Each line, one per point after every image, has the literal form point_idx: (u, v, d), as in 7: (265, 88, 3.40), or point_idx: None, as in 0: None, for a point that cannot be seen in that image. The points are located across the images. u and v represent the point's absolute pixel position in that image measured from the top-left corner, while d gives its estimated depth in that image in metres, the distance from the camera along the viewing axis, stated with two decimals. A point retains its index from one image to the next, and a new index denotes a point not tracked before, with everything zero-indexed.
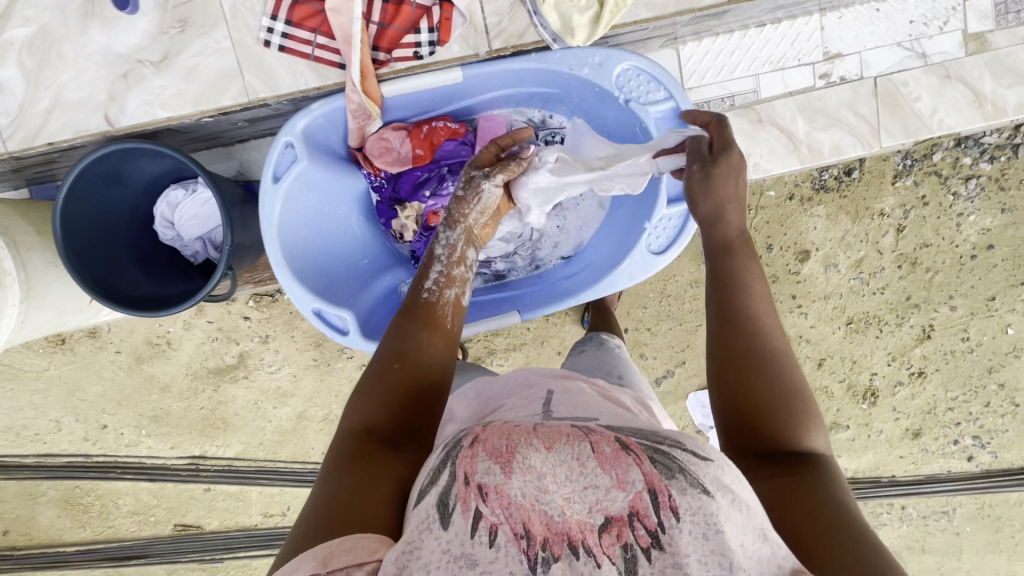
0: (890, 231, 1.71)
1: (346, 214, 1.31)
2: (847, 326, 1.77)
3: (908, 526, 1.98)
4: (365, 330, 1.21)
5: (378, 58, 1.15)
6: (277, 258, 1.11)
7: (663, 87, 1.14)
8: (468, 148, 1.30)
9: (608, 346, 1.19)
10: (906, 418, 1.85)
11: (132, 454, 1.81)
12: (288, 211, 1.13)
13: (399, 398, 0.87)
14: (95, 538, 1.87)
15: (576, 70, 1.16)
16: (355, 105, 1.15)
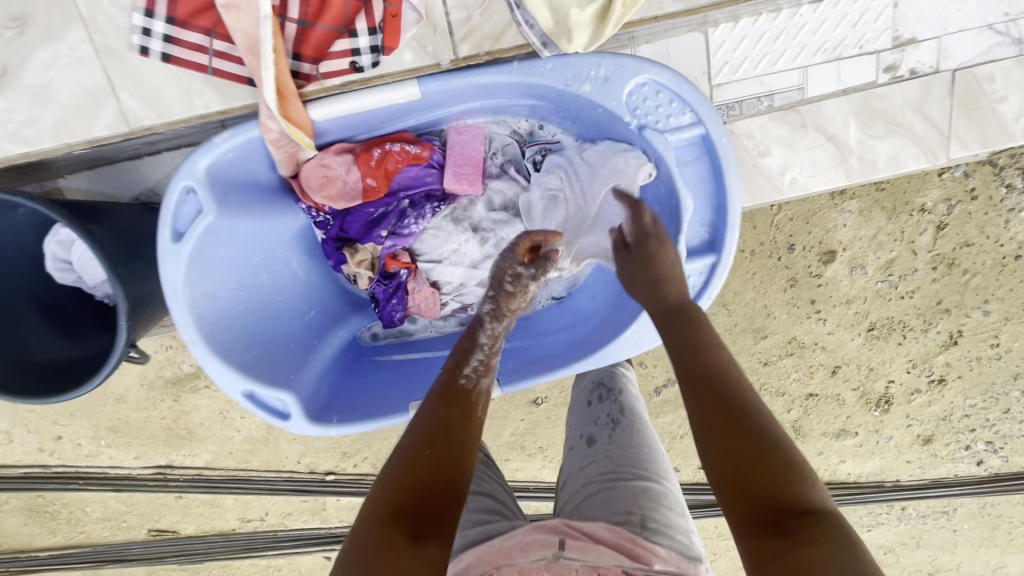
0: (929, 229, 1.50)
1: (284, 258, 1.09)
2: (868, 332, 1.61)
3: (905, 524, 1.93)
4: (317, 407, 1.01)
5: (302, 71, 0.96)
6: (191, 335, 0.90)
7: (688, 108, 0.94)
8: (435, 174, 1.09)
9: (617, 438, 1.01)
10: (919, 424, 1.74)
11: (94, 464, 1.69)
12: (201, 272, 0.92)
13: (428, 478, 0.75)
14: (68, 543, 1.81)
15: (577, 84, 0.96)
16: (275, 134, 0.93)
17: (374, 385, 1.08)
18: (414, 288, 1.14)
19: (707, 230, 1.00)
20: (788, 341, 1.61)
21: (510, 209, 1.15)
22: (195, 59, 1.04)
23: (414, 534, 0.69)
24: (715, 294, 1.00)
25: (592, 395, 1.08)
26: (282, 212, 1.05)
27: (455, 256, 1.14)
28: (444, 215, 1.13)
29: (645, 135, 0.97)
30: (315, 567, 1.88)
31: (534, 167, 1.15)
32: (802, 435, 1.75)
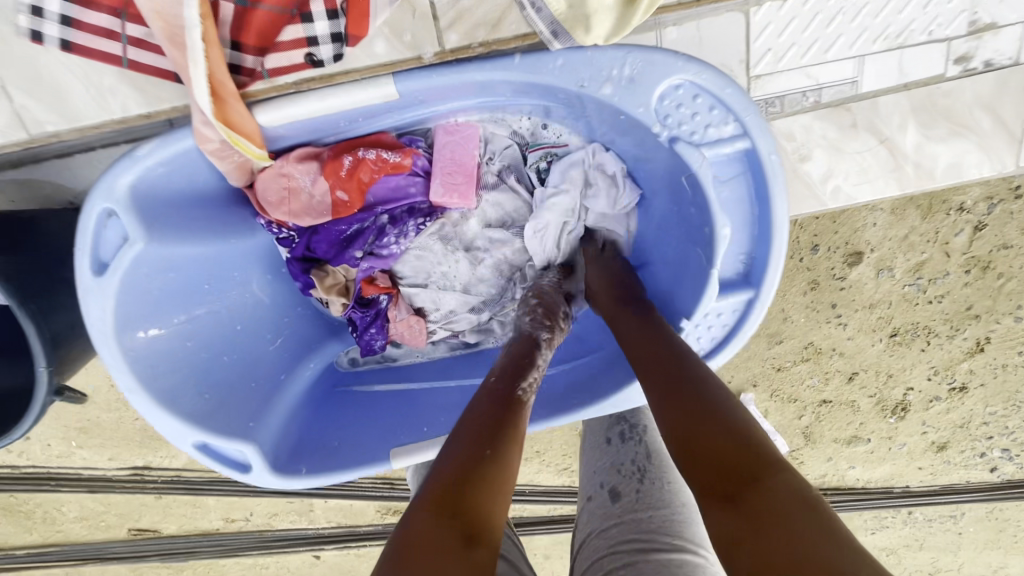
0: (965, 229, 1.37)
1: (242, 279, 0.87)
2: (890, 338, 1.50)
3: (910, 528, 1.87)
4: (282, 461, 0.81)
5: (243, 65, 0.71)
6: (125, 381, 0.72)
7: (733, 117, 0.68)
8: (420, 183, 0.84)
9: (646, 495, 0.78)
10: (934, 431, 1.66)
11: (66, 466, 1.60)
12: (129, 313, 0.72)
13: (488, 472, 0.59)
14: (45, 542, 1.74)
15: (594, 85, 0.70)
16: (217, 144, 0.69)
17: (348, 425, 0.88)
18: (394, 316, 0.93)
19: (744, 263, 0.76)
20: (804, 346, 1.51)
21: (510, 225, 0.91)
22: (103, 48, 0.75)
23: (473, 535, 0.52)
24: (749, 339, 0.79)
25: (612, 433, 0.90)
26: (237, 229, 0.84)
27: (444, 278, 0.94)
28: (429, 233, 0.90)
29: (678, 151, 0.72)
30: (303, 566, 1.82)
31: (539, 178, 0.89)
32: (811, 440, 1.67)
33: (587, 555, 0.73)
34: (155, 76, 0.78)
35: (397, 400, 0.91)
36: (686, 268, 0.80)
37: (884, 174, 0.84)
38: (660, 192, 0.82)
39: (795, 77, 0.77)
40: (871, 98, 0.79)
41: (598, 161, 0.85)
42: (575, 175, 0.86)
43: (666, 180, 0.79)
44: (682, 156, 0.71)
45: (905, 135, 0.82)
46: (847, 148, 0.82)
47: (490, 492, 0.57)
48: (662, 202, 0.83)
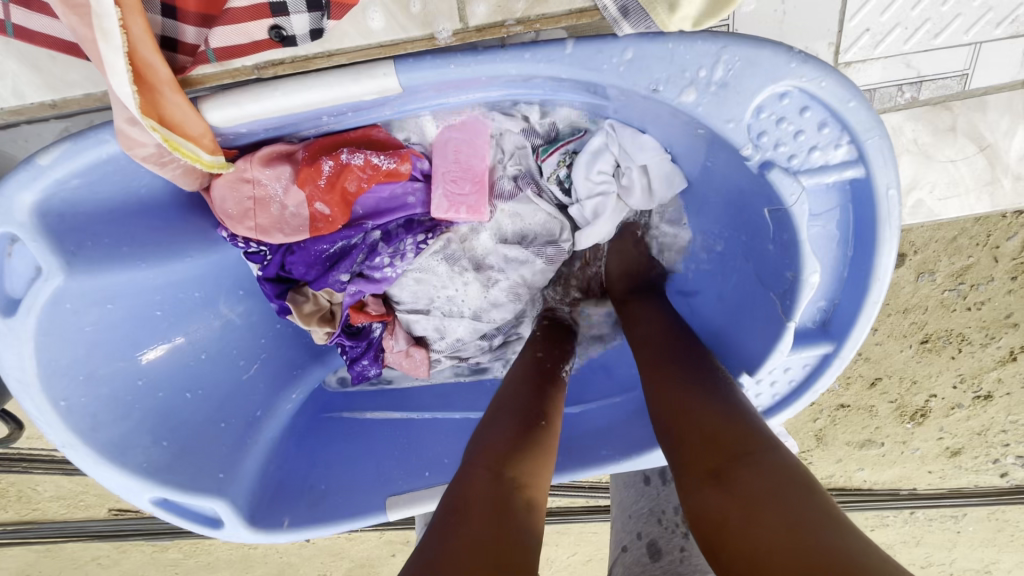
0: (1017, 233, 1.26)
1: (207, 302, 0.76)
2: (920, 344, 1.40)
3: (909, 525, 1.84)
4: (259, 511, 0.72)
5: (182, 39, 0.55)
6: (59, 435, 0.63)
7: (848, 138, 0.55)
8: (419, 189, 0.70)
9: (692, 558, 0.65)
10: (950, 437, 1.60)
11: (38, 447, 1.50)
12: (61, 356, 0.63)
13: (533, 437, 0.56)
14: (21, 519, 1.67)
15: (672, 89, 0.55)
16: (152, 150, 0.55)
17: (340, 464, 0.78)
18: (389, 345, 0.81)
19: (823, 309, 0.65)
20: None
21: (530, 241, 0.77)
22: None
23: (523, 503, 0.50)
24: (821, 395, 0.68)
25: (653, 471, 0.78)
26: (191, 248, 0.72)
27: (450, 304, 0.81)
28: (432, 252, 0.76)
29: (769, 180, 0.57)
30: (291, 547, 1.77)
31: (562, 189, 0.74)
32: (822, 443, 1.60)
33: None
34: (54, 48, 0.61)
35: (397, 433, 0.81)
36: (748, 307, 0.69)
37: (977, 188, 0.70)
38: (724, 215, 0.69)
39: (892, 67, 0.63)
40: (978, 97, 0.65)
41: (632, 153, 0.68)
42: (607, 166, 0.70)
43: (733, 203, 0.67)
44: (775, 185, 0.57)
45: (1011, 141, 0.68)
46: (938, 155, 0.68)
47: (536, 461, 0.54)
48: (725, 230, 0.70)
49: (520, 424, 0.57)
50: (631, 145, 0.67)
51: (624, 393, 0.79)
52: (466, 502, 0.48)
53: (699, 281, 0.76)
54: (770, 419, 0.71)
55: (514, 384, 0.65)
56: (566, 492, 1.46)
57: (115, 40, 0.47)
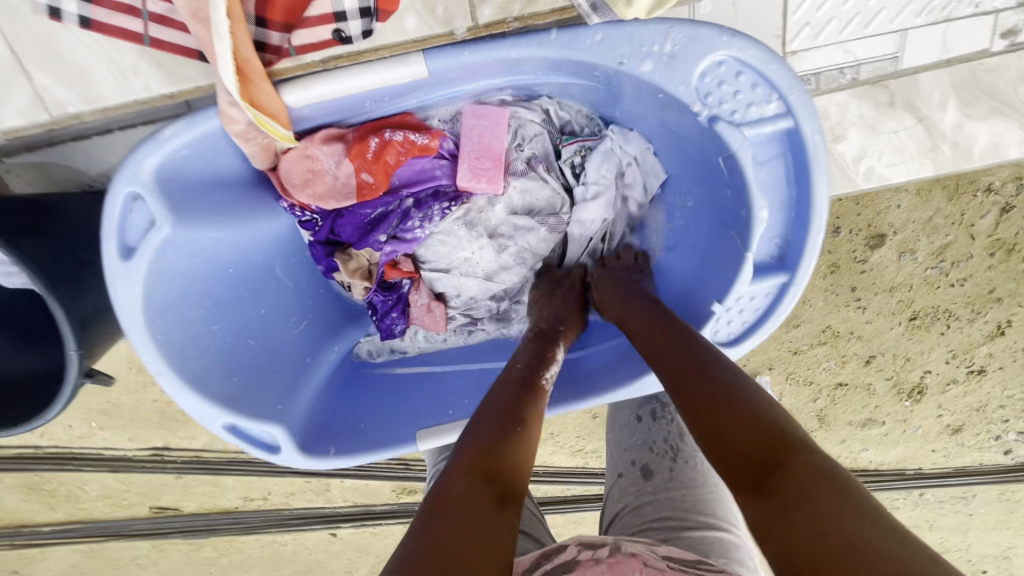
0: (990, 212, 1.34)
1: (266, 265, 0.84)
2: (909, 321, 1.47)
3: (920, 509, 1.86)
4: (310, 441, 0.80)
5: (269, 42, 0.67)
6: (154, 363, 0.69)
7: (776, 95, 0.65)
8: (445, 165, 0.82)
9: (680, 475, 0.81)
10: (950, 414, 1.64)
11: (87, 447, 1.61)
12: (164, 291, 0.69)
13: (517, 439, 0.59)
14: (69, 519, 1.77)
15: (634, 62, 0.67)
16: (243, 126, 0.67)
17: (374, 409, 0.86)
18: (414, 300, 0.92)
19: (778, 246, 0.73)
20: (822, 330, 1.49)
21: (536, 213, 0.88)
22: (122, 25, 0.70)
23: (500, 496, 0.51)
24: (781, 325, 0.74)
25: (643, 411, 0.89)
26: (260, 212, 0.80)
27: (466, 265, 0.90)
28: (454, 218, 0.86)
29: (717, 131, 0.69)
30: (320, 542, 1.84)
31: (573, 172, 0.87)
32: (825, 423, 1.67)
33: (619, 529, 0.79)
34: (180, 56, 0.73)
35: (422, 386, 0.90)
36: (717, 248, 0.77)
37: (920, 154, 0.81)
38: (693, 172, 0.79)
39: (832, 53, 0.74)
40: (910, 75, 0.76)
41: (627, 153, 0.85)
42: (610, 165, 0.86)
43: (696, 159, 0.77)
44: (722, 136, 0.68)
45: (944, 113, 0.79)
46: (882, 127, 0.79)
47: (522, 464, 0.56)
48: (697, 193, 0.80)
49: (506, 429, 0.60)
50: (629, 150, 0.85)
51: (621, 334, 0.88)
52: (462, 497, 0.50)
53: (676, 237, 0.85)
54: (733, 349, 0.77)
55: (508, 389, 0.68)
56: (581, 475, 1.52)
57: (225, 40, 0.60)
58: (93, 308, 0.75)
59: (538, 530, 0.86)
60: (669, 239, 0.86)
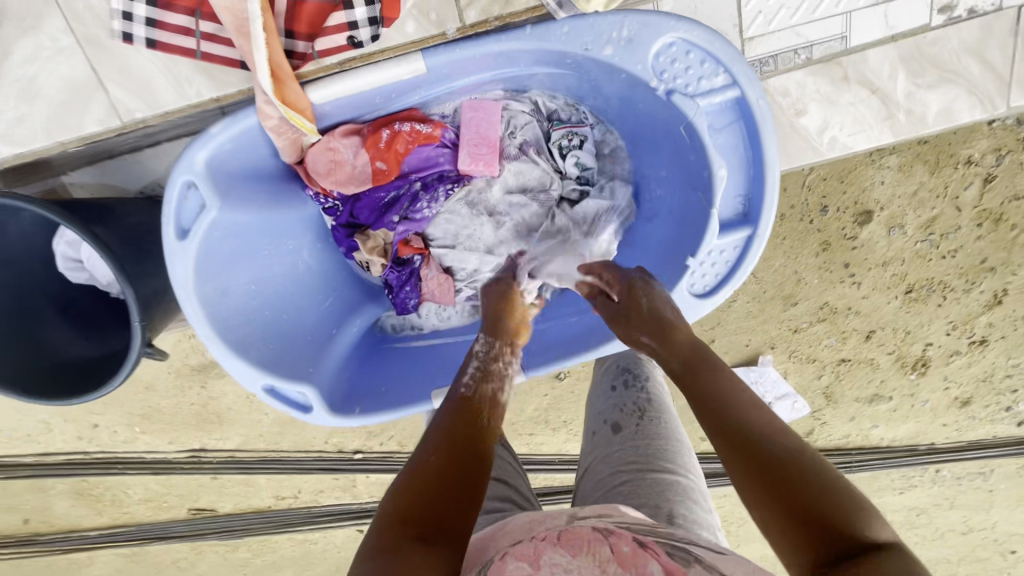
0: (974, 182, 1.26)
1: (295, 248, 0.94)
2: (906, 295, 1.41)
3: (939, 486, 1.73)
4: (338, 401, 0.90)
5: (296, 50, 0.80)
6: (205, 330, 0.80)
7: (722, 69, 0.75)
8: (449, 153, 0.93)
9: (644, 429, 0.89)
10: (958, 386, 1.56)
11: (131, 450, 1.72)
12: (211, 271, 0.80)
13: (452, 481, 0.61)
14: (114, 523, 1.85)
15: (597, 47, 0.77)
16: (276, 121, 0.78)
17: (395, 376, 0.96)
18: (426, 274, 1.00)
19: (742, 203, 0.81)
20: (820, 306, 1.44)
21: (529, 191, 0.98)
22: (181, 44, 0.82)
23: (427, 539, 0.55)
24: (750, 274, 0.82)
25: (616, 380, 0.96)
26: (290, 200, 0.91)
27: (470, 241, 1.00)
28: (457, 198, 0.98)
29: (673, 102, 0.79)
30: (349, 540, 1.89)
31: (560, 155, 0.96)
32: (832, 401, 1.61)
33: (592, 477, 0.86)
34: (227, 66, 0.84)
35: (433, 357, 0.99)
36: (688, 211, 0.86)
37: (878, 123, 0.89)
38: (659, 146, 0.89)
39: (786, 37, 0.85)
40: (859, 53, 0.86)
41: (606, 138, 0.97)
42: (590, 151, 0.97)
43: (660, 132, 0.87)
44: (678, 106, 0.78)
45: (895, 84, 0.87)
46: (839, 100, 0.88)
47: (452, 505, 0.58)
48: (667, 166, 0.89)
49: (448, 471, 0.61)
50: (607, 138, 0.97)
51: None
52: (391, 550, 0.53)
53: (653, 209, 0.94)
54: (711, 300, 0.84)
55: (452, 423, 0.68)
56: None
57: (263, 49, 0.72)
58: (151, 288, 0.84)
59: (519, 481, 0.92)
60: (647, 209, 0.96)
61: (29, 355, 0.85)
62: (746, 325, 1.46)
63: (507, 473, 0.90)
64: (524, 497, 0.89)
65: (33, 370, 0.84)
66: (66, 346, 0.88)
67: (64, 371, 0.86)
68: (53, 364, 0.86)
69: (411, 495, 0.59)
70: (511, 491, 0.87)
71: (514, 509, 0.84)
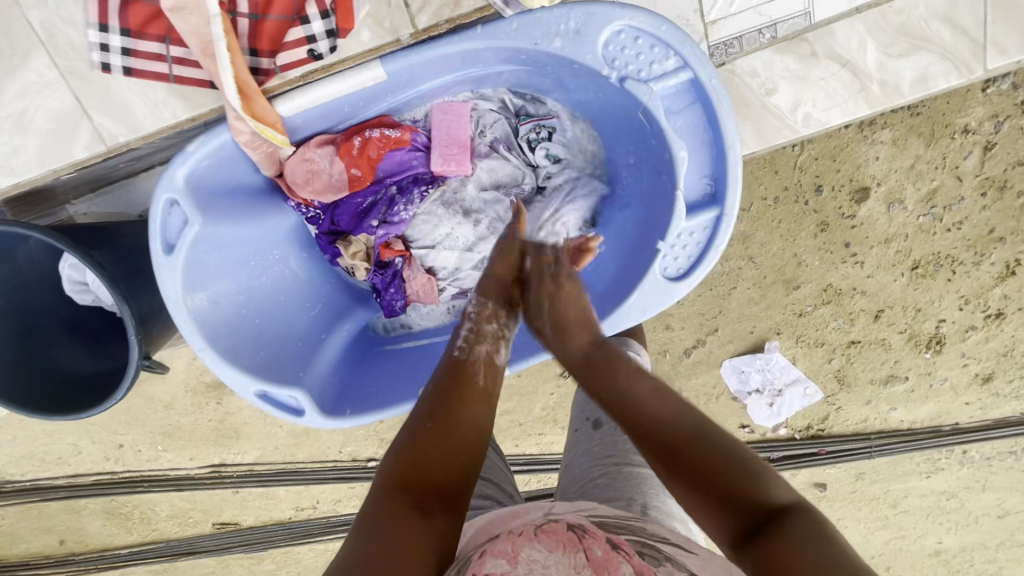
0: (974, 151, 1.16)
1: (282, 258, 0.99)
2: (913, 272, 1.27)
3: (968, 468, 1.46)
4: (328, 403, 0.93)
5: (261, 67, 0.84)
6: (196, 341, 0.83)
7: (672, 52, 0.78)
8: (421, 156, 0.96)
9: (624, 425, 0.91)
10: (978, 362, 1.35)
11: (155, 468, 1.76)
12: (198, 283, 0.84)
13: (449, 452, 0.65)
14: (144, 541, 1.85)
15: (547, 41, 0.80)
16: (248, 136, 0.82)
17: (385, 376, 0.99)
18: (409, 275, 1.02)
19: (708, 183, 0.83)
20: (822, 289, 1.30)
21: (502, 187, 1.01)
22: (155, 69, 0.87)
23: (424, 507, 0.59)
24: (723, 253, 0.83)
25: None
26: (272, 211, 0.95)
27: (449, 241, 1.01)
28: (433, 199, 0.99)
29: (628, 88, 0.82)
30: None
31: (529, 147, 1.00)
32: (846, 385, 1.40)
33: (573, 470, 0.91)
34: (200, 86, 0.89)
35: (424, 355, 1.01)
36: (657, 195, 0.89)
37: (851, 96, 0.94)
38: (625, 133, 0.92)
39: (750, 17, 0.91)
40: (827, 25, 0.91)
41: (574, 129, 0.99)
42: (559, 140, 1.00)
43: (624, 119, 0.90)
44: (633, 92, 0.81)
45: (866, 55, 0.92)
46: (811, 76, 0.93)
47: (448, 471, 0.63)
48: (633, 151, 0.92)
49: (444, 437, 0.66)
50: (575, 128, 0.99)
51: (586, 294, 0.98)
52: (391, 518, 0.57)
53: (626, 197, 0.96)
54: (693, 279, 0.85)
55: (449, 388, 0.72)
56: None
57: (226, 67, 0.76)
58: (148, 305, 0.89)
59: (503, 479, 0.93)
60: (618, 197, 0.98)
61: (38, 371, 0.90)
62: (749, 311, 1.33)
63: (490, 470, 0.92)
64: (506, 495, 0.90)
65: (43, 385, 0.90)
66: (74, 363, 0.94)
67: (72, 386, 0.92)
68: (61, 379, 0.92)
69: (412, 464, 0.63)
70: (492, 489, 0.88)
71: (495, 506, 0.85)
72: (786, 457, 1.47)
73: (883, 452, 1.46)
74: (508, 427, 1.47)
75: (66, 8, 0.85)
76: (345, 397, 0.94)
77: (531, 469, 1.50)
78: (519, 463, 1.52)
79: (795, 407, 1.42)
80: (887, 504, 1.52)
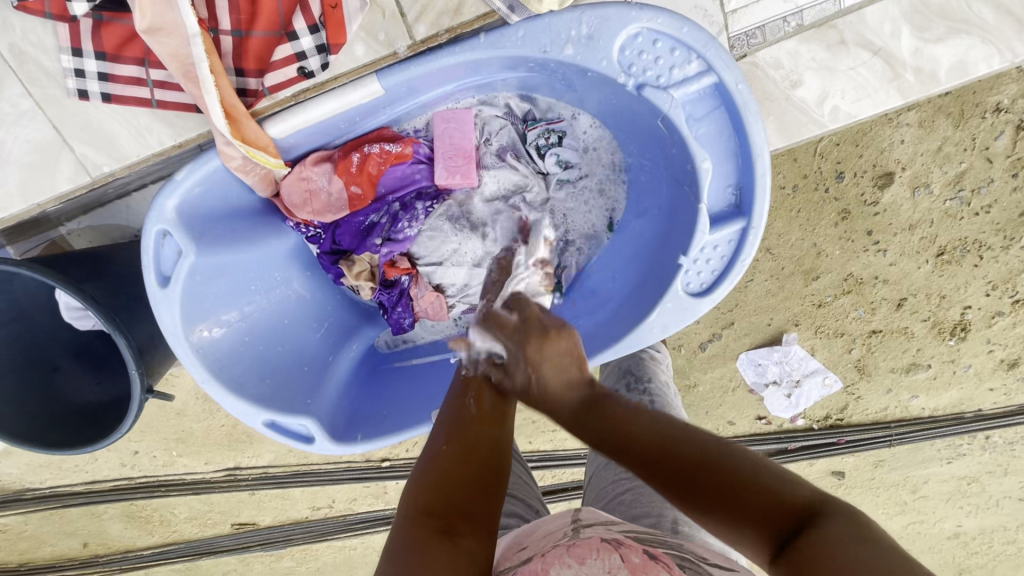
0: (1005, 131, 1.08)
1: (284, 279, 0.97)
2: (937, 258, 1.19)
3: (991, 453, 1.40)
4: (340, 428, 0.92)
5: (249, 87, 0.81)
6: (200, 373, 0.83)
7: (694, 55, 0.74)
8: (424, 168, 0.94)
9: None
10: (1005, 348, 1.27)
11: (171, 473, 1.67)
12: (196, 312, 0.83)
13: (472, 474, 0.59)
14: (165, 542, 1.77)
15: (556, 48, 0.77)
16: (239, 161, 0.79)
17: (395, 397, 0.97)
18: (416, 293, 0.99)
19: (734, 193, 0.79)
20: (843, 279, 1.23)
21: (509, 197, 0.98)
22: (136, 94, 0.83)
23: (450, 529, 0.52)
24: (750, 264, 0.80)
25: (619, 383, 0.99)
26: (271, 233, 0.93)
27: (456, 256, 0.99)
28: (438, 215, 0.97)
29: (646, 96, 0.78)
30: None
31: (538, 153, 0.97)
32: (866, 374, 1.33)
33: (597, 484, 0.89)
34: (181, 110, 0.85)
35: (435, 371, 1.00)
36: (681, 206, 0.85)
37: (883, 85, 0.89)
38: (640, 139, 0.88)
39: (772, 6, 0.87)
40: (857, 11, 0.87)
41: (579, 133, 0.96)
42: (567, 143, 0.96)
43: (640, 126, 0.86)
44: (652, 99, 0.77)
45: (900, 41, 0.88)
46: (839, 65, 0.89)
47: (475, 493, 0.57)
48: (646, 154, 0.89)
49: (466, 457, 0.61)
50: (582, 133, 0.96)
51: (605, 304, 0.97)
52: (419, 542, 0.51)
53: (641, 204, 0.94)
54: (716, 295, 0.82)
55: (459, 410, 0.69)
56: None
57: (213, 92, 0.73)
58: (145, 337, 0.88)
59: (528, 494, 0.90)
60: (635, 204, 0.95)
61: (43, 400, 0.92)
62: (766, 304, 1.28)
63: (513, 486, 0.88)
64: (533, 510, 0.87)
65: (46, 414, 0.91)
66: (76, 390, 0.96)
67: (74, 415, 0.94)
68: (64, 407, 0.93)
69: (436, 487, 0.57)
70: (516, 505, 0.85)
71: (521, 524, 0.82)
72: (802, 447, 1.43)
73: (903, 441, 1.41)
74: (522, 425, 1.42)
75: (35, 32, 0.81)
76: (352, 422, 0.93)
77: (546, 465, 1.46)
78: (537, 460, 1.46)
79: (813, 399, 1.37)
80: (906, 490, 1.47)
